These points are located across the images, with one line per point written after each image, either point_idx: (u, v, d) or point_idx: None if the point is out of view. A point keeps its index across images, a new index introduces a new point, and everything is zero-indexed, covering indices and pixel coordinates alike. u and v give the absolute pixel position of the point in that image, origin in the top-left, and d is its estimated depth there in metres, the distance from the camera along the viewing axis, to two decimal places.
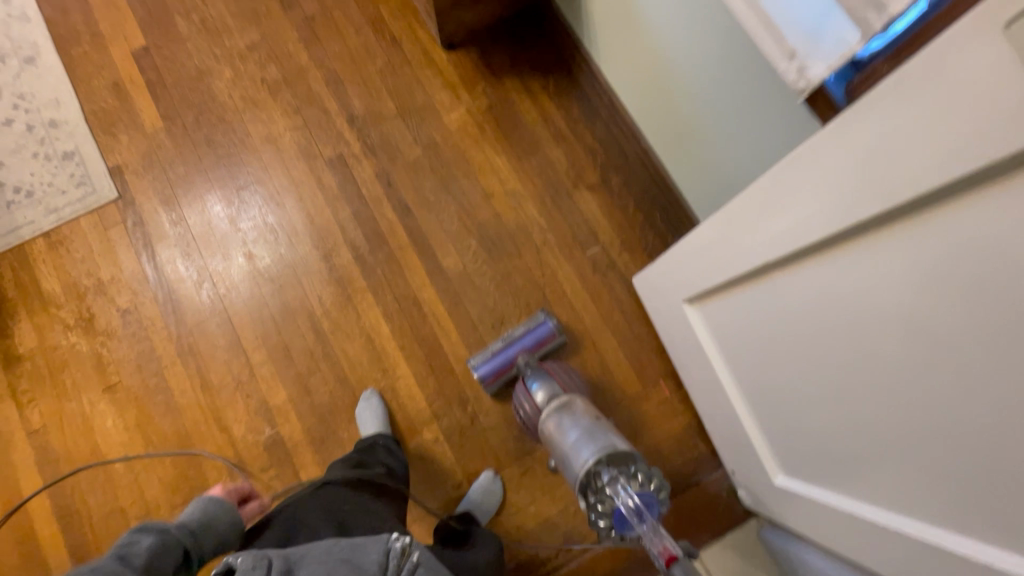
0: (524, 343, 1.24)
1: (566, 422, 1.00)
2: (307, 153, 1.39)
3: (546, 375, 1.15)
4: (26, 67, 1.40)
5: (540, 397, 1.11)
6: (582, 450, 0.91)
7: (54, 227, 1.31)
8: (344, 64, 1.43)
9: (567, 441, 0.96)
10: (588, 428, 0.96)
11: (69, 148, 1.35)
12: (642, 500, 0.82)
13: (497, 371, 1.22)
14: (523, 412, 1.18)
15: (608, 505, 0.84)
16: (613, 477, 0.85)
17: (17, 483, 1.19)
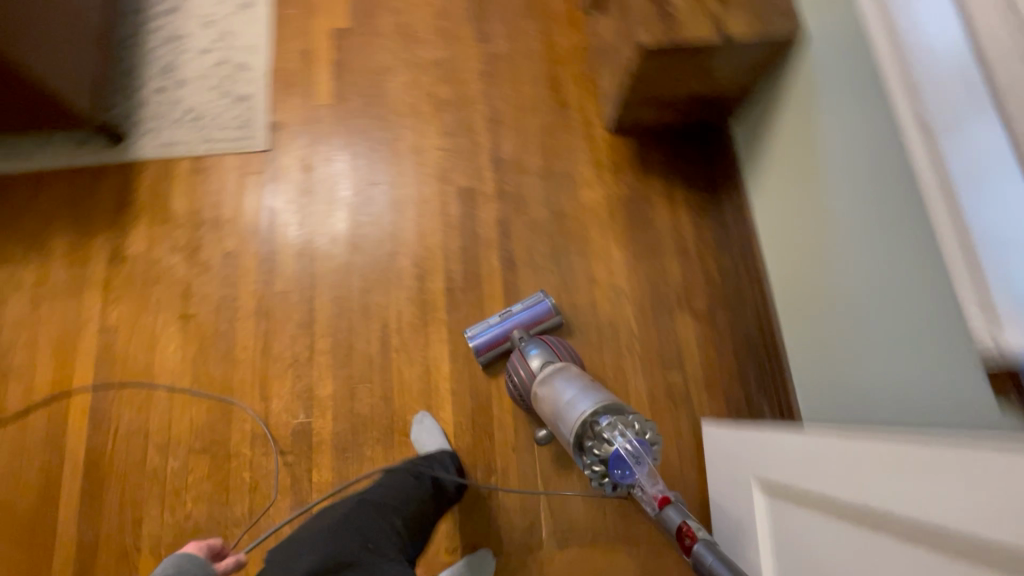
0: (518, 318, 1.26)
1: (560, 383, 1.03)
2: (444, 175, 1.42)
3: (540, 343, 1.17)
4: (241, 10, 1.52)
5: (536, 362, 1.13)
6: (580, 403, 0.95)
7: (202, 155, 1.40)
8: (510, 109, 1.47)
9: (563, 399, 0.99)
10: (581, 387, 1.00)
11: (245, 92, 1.45)
12: (636, 446, 0.88)
13: (492, 343, 1.24)
14: (514, 382, 1.19)
15: (607, 450, 0.89)
16: (609, 428, 0.90)
17: (71, 370, 1.24)
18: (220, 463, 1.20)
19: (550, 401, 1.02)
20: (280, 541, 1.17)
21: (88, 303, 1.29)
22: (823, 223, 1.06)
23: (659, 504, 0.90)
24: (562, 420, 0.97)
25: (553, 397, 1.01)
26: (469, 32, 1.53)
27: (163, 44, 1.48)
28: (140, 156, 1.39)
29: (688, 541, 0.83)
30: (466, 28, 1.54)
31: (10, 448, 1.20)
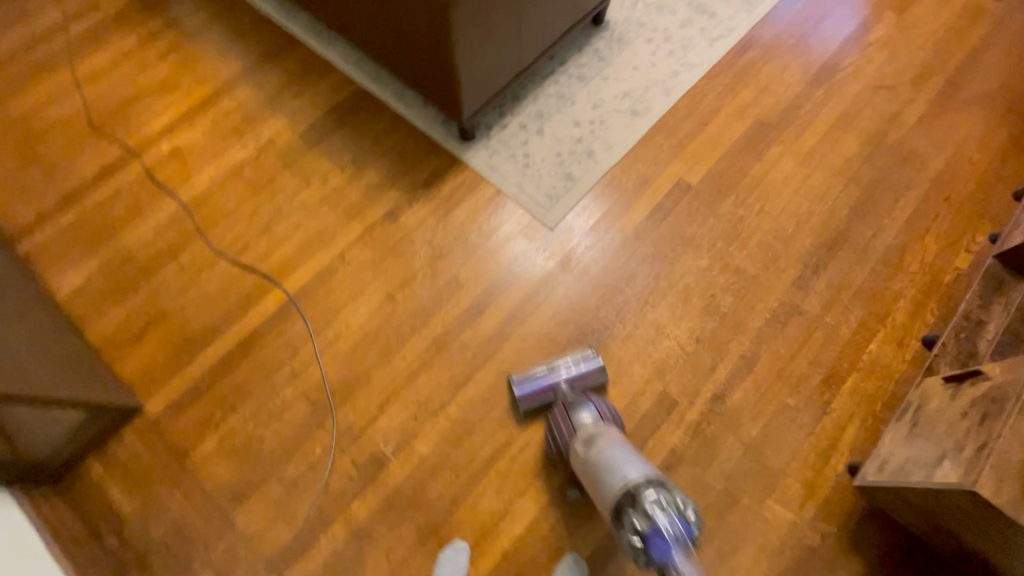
0: (568, 372, 1.27)
1: (603, 441, 1.06)
2: (661, 369, 1.34)
3: (586, 402, 1.18)
4: (625, 115, 1.63)
5: (585, 420, 1.14)
6: (628, 468, 0.99)
7: (505, 195, 1.52)
8: (769, 365, 1.35)
9: (606, 455, 1.02)
10: (625, 453, 1.02)
11: (574, 175, 1.54)
12: (675, 523, 0.90)
13: (536, 394, 1.25)
14: (554, 436, 1.19)
15: (647, 522, 0.91)
16: (652, 500, 0.92)
17: (295, 267, 1.44)
18: (310, 424, 1.27)
19: (591, 459, 1.05)
20: (287, 526, 1.19)
21: (346, 231, 1.48)
22: None
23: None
24: (602, 482, 1.00)
25: (596, 455, 1.04)
26: (793, 272, 1.45)
27: (551, 98, 1.64)
28: (466, 162, 1.56)
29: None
30: (791, 266, 1.46)
31: (218, 284, 1.41)
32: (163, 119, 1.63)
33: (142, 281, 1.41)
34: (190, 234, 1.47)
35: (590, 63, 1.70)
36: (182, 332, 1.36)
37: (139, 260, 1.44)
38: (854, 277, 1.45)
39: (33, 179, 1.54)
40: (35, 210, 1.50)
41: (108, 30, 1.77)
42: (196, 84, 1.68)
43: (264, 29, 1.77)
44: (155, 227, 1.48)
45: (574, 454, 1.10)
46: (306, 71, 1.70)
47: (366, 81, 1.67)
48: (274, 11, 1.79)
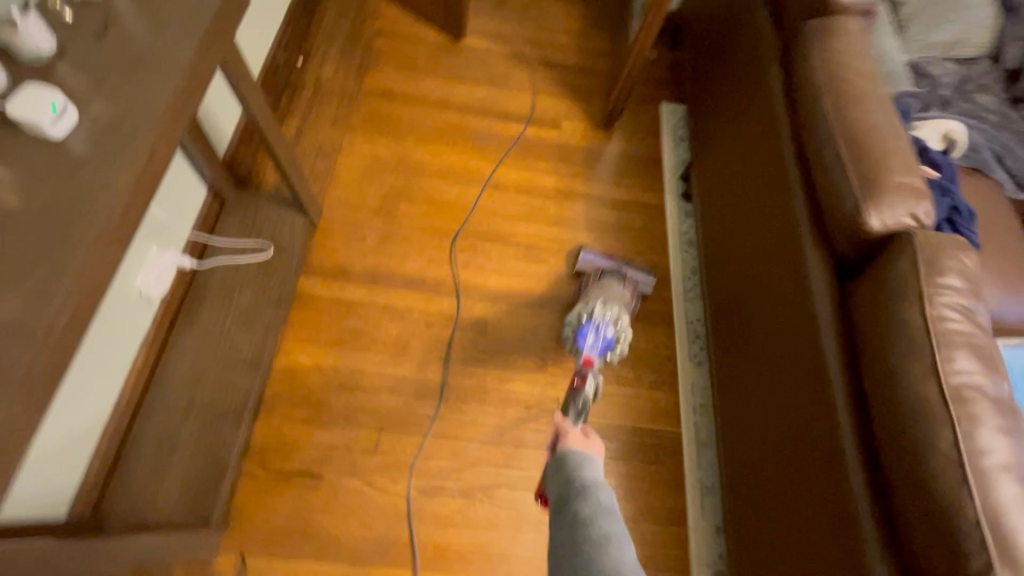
0: (629, 270, 1.48)
1: (599, 288, 1.42)
2: None
3: (617, 278, 1.45)
4: None
5: (609, 281, 1.44)
6: (597, 294, 1.39)
7: None
8: None
9: (597, 288, 1.42)
10: (614, 299, 1.39)
11: None
12: (603, 325, 1.27)
13: (597, 261, 1.48)
14: (580, 289, 1.48)
15: (586, 318, 1.31)
16: (599, 309, 1.32)
17: (450, 565, 1.15)
18: None
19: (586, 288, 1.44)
20: None
21: None
22: None
23: (583, 361, 1.02)
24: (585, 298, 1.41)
25: (588, 288, 1.43)
26: None
27: None
28: None
29: (574, 382, 0.95)
30: None
31: (379, 502, 1.18)
32: (501, 282, 1.46)
33: (337, 426, 1.23)
34: (412, 422, 1.26)
35: None
36: (313, 517, 1.15)
37: (354, 401, 1.26)
38: None
39: (369, 231, 1.46)
40: (343, 263, 1.41)
41: (543, 151, 1.69)
42: (554, 277, 1.49)
43: (652, 282, 1.54)
44: (397, 380, 1.30)
45: (586, 292, 1.43)
46: (646, 363, 1.43)
47: (686, 439, 1.34)
48: (676, 272, 1.55)
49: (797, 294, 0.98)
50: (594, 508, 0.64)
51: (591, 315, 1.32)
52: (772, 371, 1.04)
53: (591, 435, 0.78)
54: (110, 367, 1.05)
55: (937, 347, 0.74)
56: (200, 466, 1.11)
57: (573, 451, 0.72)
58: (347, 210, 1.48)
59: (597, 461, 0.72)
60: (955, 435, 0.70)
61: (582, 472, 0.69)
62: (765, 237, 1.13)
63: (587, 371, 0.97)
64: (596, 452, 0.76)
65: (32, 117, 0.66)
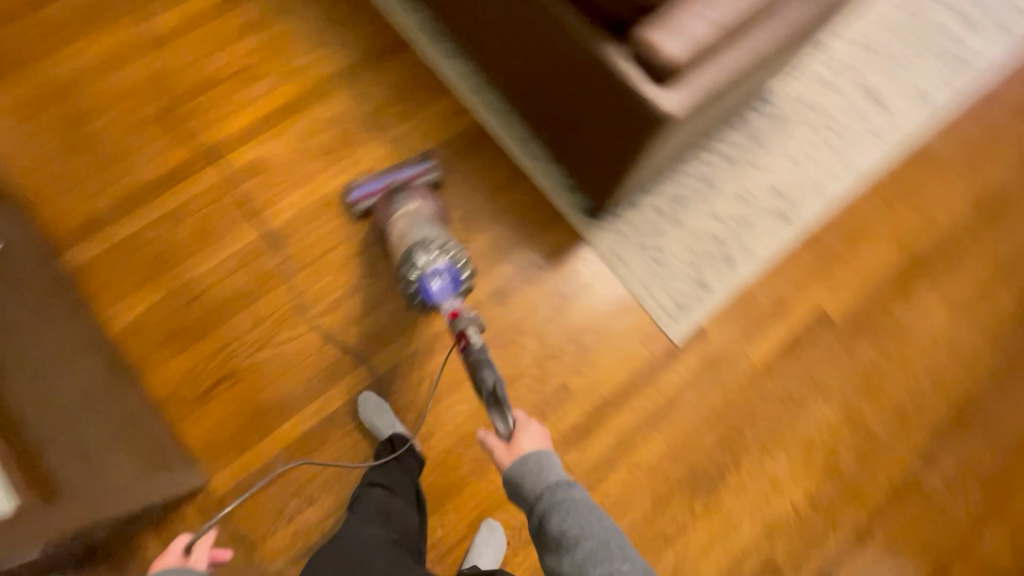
0: (401, 174, 1.32)
1: (407, 222, 1.22)
2: (770, 535, 1.23)
3: (409, 193, 1.28)
4: (772, 219, 1.43)
5: (407, 208, 1.25)
6: (412, 233, 1.19)
7: (630, 296, 1.35)
8: (882, 546, 1.26)
9: (405, 228, 1.21)
10: (428, 224, 1.21)
11: (708, 284, 1.36)
12: (443, 266, 1.11)
13: (367, 194, 1.30)
14: (382, 228, 1.29)
15: (423, 266, 1.11)
16: (428, 257, 1.12)
17: (388, 338, 1.28)
18: None
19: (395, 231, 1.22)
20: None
21: None
22: None
23: (451, 318, 1.05)
24: (404, 240, 1.20)
25: (397, 229, 1.22)
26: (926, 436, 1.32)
27: (694, 179, 1.45)
28: (591, 249, 1.38)
29: (461, 344, 1.02)
30: (925, 432, 1.32)
31: (298, 349, 1.26)
32: (246, 118, 1.38)
33: (217, 326, 1.25)
34: (272, 278, 1.29)
35: (740, 144, 1.49)
36: (258, 398, 1.22)
37: (213, 299, 1.26)
38: (987, 454, 1.33)
39: (90, 170, 1.31)
40: (91, 215, 1.29)
41: None
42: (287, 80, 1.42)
43: (369, 20, 1.49)
44: (231, 260, 1.30)
45: (394, 228, 1.24)
46: (413, 87, 1.45)
47: (480, 111, 1.44)
48: None
49: None
50: (572, 509, 0.80)
51: (424, 265, 1.12)
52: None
53: (524, 437, 0.88)
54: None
55: None
56: None
57: (527, 458, 0.85)
58: (49, 168, 1.30)
59: (541, 451, 0.86)
60: None
61: (541, 483, 0.83)
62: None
63: (466, 326, 1.02)
64: (545, 439, 0.90)
65: None
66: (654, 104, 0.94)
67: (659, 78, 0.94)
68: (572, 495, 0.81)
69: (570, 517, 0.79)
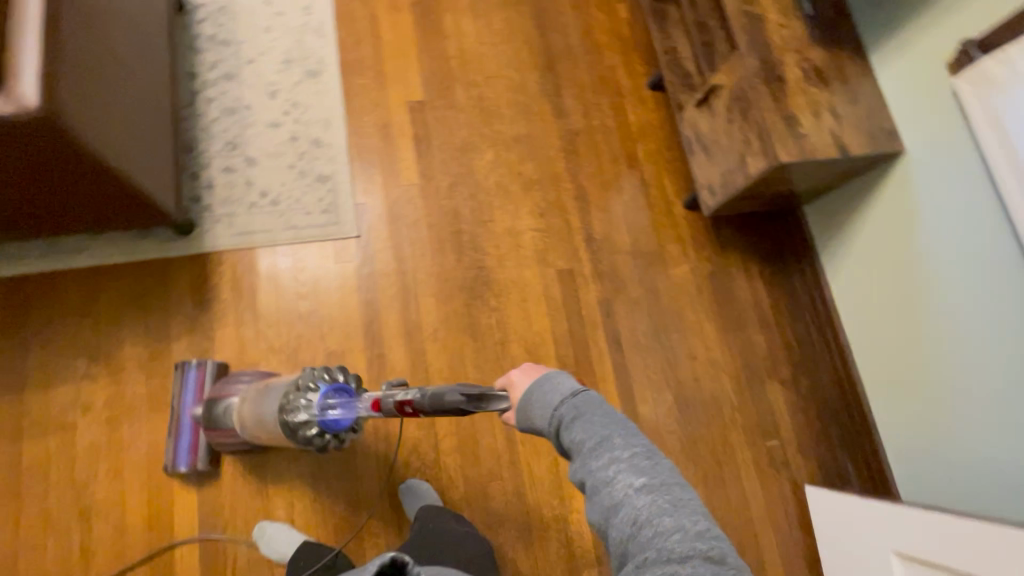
0: (188, 403, 1.13)
1: (253, 414, 1.00)
2: (543, 258, 1.44)
3: (217, 402, 1.09)
4: (307, 79, 1.42)
5: (230, 410, 1.07)
6: (270, 415, 0.93)
7: (290, 244, 1.31)
8: (597, 188, 1.52)
9: (262, 422, 0.98)
10: (271, 391, 0.96)
11: (325, 172, 1.36)
12: (323, 394, 0.86)
13: (193, 447, 1.12)
14: (237, 444, 1.10)
15: (312, 423, 0.85)
16: (301, 411, 0.86)
17: (165, 507, 1.12)
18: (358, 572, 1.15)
19: (260, 435, 0.98)
20: None
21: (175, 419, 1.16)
22: (905, 295, 1.26)
23: (375, 408, 0.81)
24: (274, 428, 0.94)
25: (259, 431, 0.98)
26: (548, 104, 1.56)
27: (223, 117, 1.36)
28: (215, 250, 1.28)
29: (404, 408, 0.75)
30: (544, 102, 1.55)
31: None
32: None
33: None
34: None
35: (220, 55, 1.40)
36: None
37: None
38: (584, 76, 1.61)
39: None
40: None
41: None
42: None
43: None
44: None
45: (249, 433, 1.05)
46: None
47: None
48: None
49: None
50: (585, 416, 0.68)
51: (307, 419, 0.86)
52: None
53: (519, 382, 0.75)
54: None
55: None
56: None
57: (535, 390, 0.72)
58: None
59: (551, 377, 0.73)
60: None
61: (550, 398, 0.71)
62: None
63: (392, 399, 0.77)
64: (542, 368, 0.76)
65: None
66: (20, 110, 0.79)
67: None
68: (581, 402, 0.69)
69: (581, 427, 0.67)
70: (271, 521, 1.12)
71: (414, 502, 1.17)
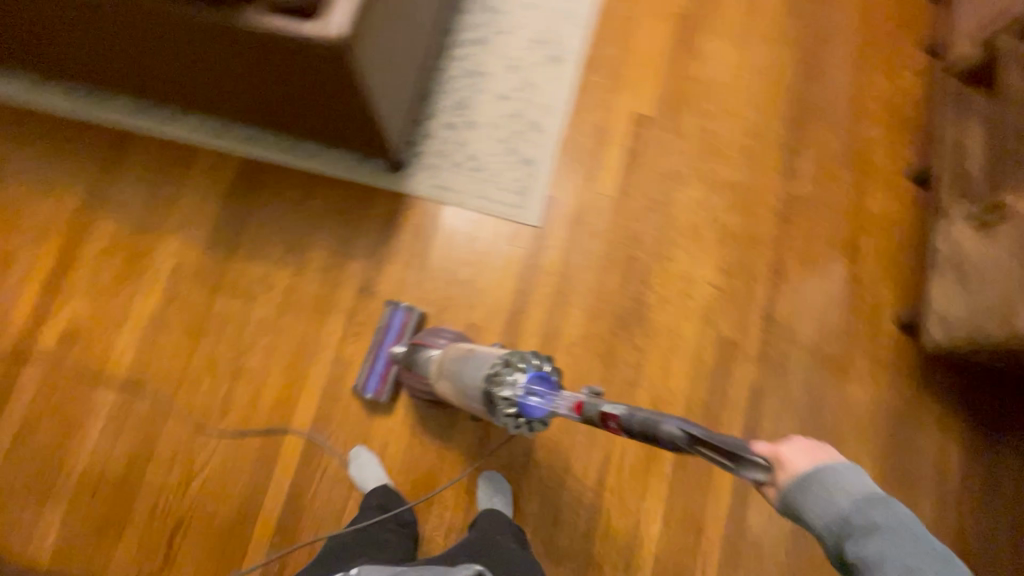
0: (389, 339, 1.25)
1: (449, 372, 1.05)
2: (707, 318, 1.32)
3: (417, 348, 1.18)
4: (547, 64, 1.44)
5: (426, 361, 1.14)
6: (468, 379, 0.97)
7: (475, 212, 1.35)
8: (795, 267, 1.36)
9: (454, 382, 1.02)
10: (474, 355, 0.99)
11: (531, 156, 1.38)
12: (528, 379, 0.87)
13: (383, 379, 1.24)
14: (422, 390, 1.19)
15: (508, 400, 0.86)
16: (502, 387, 0.88)
17: (293, 396, 1.25)
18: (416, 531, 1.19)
19: (453, 393, 1.03)
20: None
21: (327, 328, 1.29)
22: None
23: (577, 411, 0.77)
24: (467, 390, 0.98)
25: (451, 388, 1.03)
26: (777, 160, 1.42)
27: (461, 78, 1.43)
28: (412, 195, 1.37)
29: (611, 423, 0.70)
30: (772, 158, 1.42)
31: (224, 456, 1.22)
32: (26, 302, 1.28)
33: (130, 494, 1.19)
34: (158, 416, 1.23)
35: (481, 19, 1.47)
36: (218, 520, 1.18)
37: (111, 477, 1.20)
38: (829, 144, 1.43)
39: None
40: None
41: None
42: (36, 241, 1.31)
43: (79, 135, 1.37)
44: (108, 428, 1.23)
45: (440, 391, 1.10)
46: (164, 165, 1.36)
47: (240, 146, 1.37)
48: (66, 103, 1.37)
49: None
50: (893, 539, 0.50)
51: (505, 394, 0.87)
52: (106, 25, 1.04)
53: (793, 460, 0.55)
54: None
55: None
56: None
57: (812, 478, 0.54)
58: None
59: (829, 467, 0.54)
60: None
61: (834, 495, 0.53)
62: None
63: (599, 408, 0.72)
64: (820, 446, 0.56)
65: None
66: (322, 37, 0.89)
67: (313, 13, 0.90)
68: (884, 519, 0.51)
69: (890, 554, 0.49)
70: (366, 449, 1.21)
71: (490, 496, 1.17)
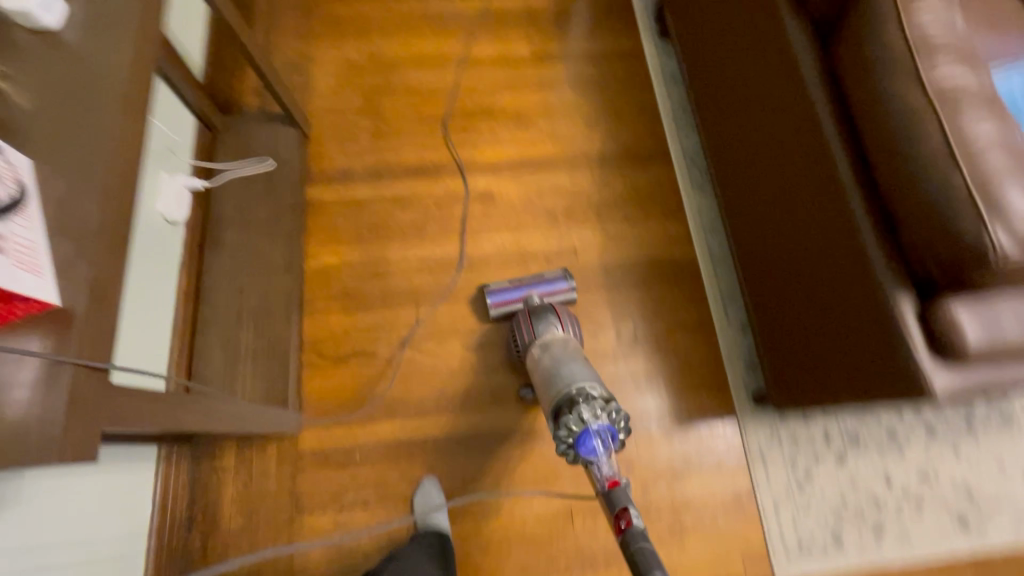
0: (538, 287, 1.31)
1: (553, 351, 1.08)
2: None
3: (549, 309, 1.22)
4: (951, 517, 1.24)
5: (543, 330, 1.16)
6: (562, 375, 0.99)
7: (755, 506, 1.23)
8: None
9: (547, 363, 1.05)
10: (582, 366, 1.00)
11: (844, 544, 1.21)
12: (605, 427, 0.87)
13: (505, 302, 1.30)
14: (516, 338, 1.23)
15: (578, 423, 0.87)
16: (583, 410, 0.89)
17: (510, 405, 1.28)
18: None
19: (540, 366, 1.07)
20: None
21: None
22: None
23: (609, 485, 0.79)
24: (552, 383, 1.00)
25: (541, 364, 1.07)
26: None
27: (879, 428, 1.30)
28: (738, 432, 1.29)
29: (620, 524, 0.71)
30: None
31: (433, 364, 1.30)
32: (498, 154, 1.49)
33: (377, 304, 1.34)
34: (446, 293, 1.35)
35: (951, 421, 1.32)
36: (378, 387, 1.27)
37: (388, 285, 1.35)
38: None
39: (362, 135, 1.48)
40: (343, 167, 1.44)
41: (511, 22, 1.64)
42: (547, 138, 1.52)
43: (644, 124, 1.55)
44: (422, 258, 1.38)
45: (529, 361, 1.13)
46: (653, 196, 1.47)
47: (700, 254, 1.42)
48: (664, 108, 1.56)
49: (779, 62, 1.00)
50: None
51: (581, 419, 0.88)
52: (762, 139, 1.09)
53: None
54: (148, 280, 1.10)
55: (919, 58, 0.80)
56: (264, 356, 1.23)
57: None
58: (333, 118, 1.50)
59: None
60: (941, 125, 0.76)
61: None
62: (737, 27, 1.15)
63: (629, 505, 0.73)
64: None
65: (23, 7, 0.67)
66: (926, 375, 0.80)
67: (937, 347, 0.80)
68: None
69: None
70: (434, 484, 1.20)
71: None
